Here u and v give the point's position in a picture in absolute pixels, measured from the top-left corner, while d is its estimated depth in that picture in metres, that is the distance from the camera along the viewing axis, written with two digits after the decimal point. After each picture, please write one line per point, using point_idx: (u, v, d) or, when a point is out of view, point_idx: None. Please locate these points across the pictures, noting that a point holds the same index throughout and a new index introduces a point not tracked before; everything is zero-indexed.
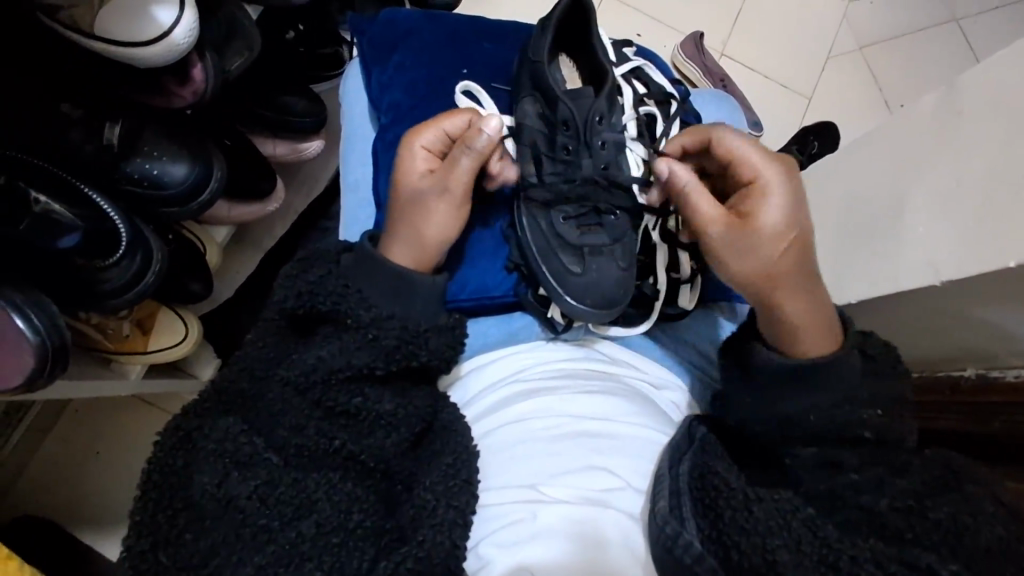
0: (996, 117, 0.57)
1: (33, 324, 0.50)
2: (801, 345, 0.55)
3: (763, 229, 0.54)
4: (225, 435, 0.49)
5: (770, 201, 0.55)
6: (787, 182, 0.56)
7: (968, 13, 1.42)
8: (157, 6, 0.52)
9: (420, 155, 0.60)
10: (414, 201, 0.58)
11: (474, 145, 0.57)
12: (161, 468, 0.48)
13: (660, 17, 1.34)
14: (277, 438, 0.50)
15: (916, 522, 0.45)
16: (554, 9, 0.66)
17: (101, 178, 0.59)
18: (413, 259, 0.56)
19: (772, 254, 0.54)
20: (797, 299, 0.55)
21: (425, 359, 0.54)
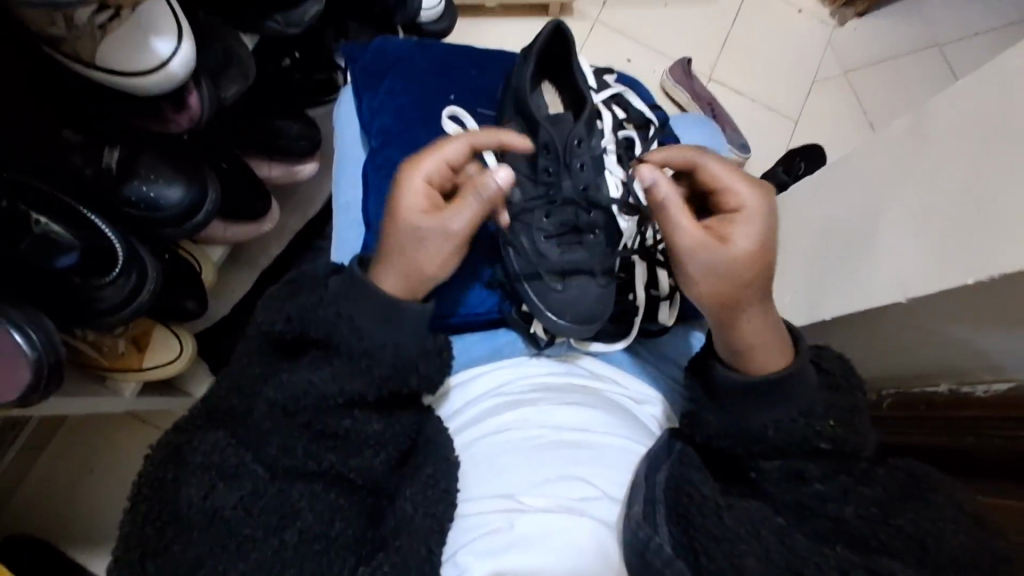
0: (957, 140, 0.59)
1: (32, 339, 0.52)
2: (758, 366, 0.55)
3: (737, 251, 0.55)
4: (212, 448, 0.50)
5: (742, 230, 0.56)
6: (762, 210, 0.58)
7: (949, 39, 1.46)
8: (155, 37, 0.55)
9: (420, 189, 0.58)
10: (412, 239, 0.56)
11: (484, 194, 0.56)
12: (149, 480, 0.49)
13: (648, 43, 1.38)
14: (262, 455, 0.51)
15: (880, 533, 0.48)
16: (536, 38, 0.69)
17: (100, 201, 0.61)
18: (404, 291, 0.56)
19: (741, 276, 0.55)
20: (758, 323, 0.55)
21: (418, 375, 0.54)
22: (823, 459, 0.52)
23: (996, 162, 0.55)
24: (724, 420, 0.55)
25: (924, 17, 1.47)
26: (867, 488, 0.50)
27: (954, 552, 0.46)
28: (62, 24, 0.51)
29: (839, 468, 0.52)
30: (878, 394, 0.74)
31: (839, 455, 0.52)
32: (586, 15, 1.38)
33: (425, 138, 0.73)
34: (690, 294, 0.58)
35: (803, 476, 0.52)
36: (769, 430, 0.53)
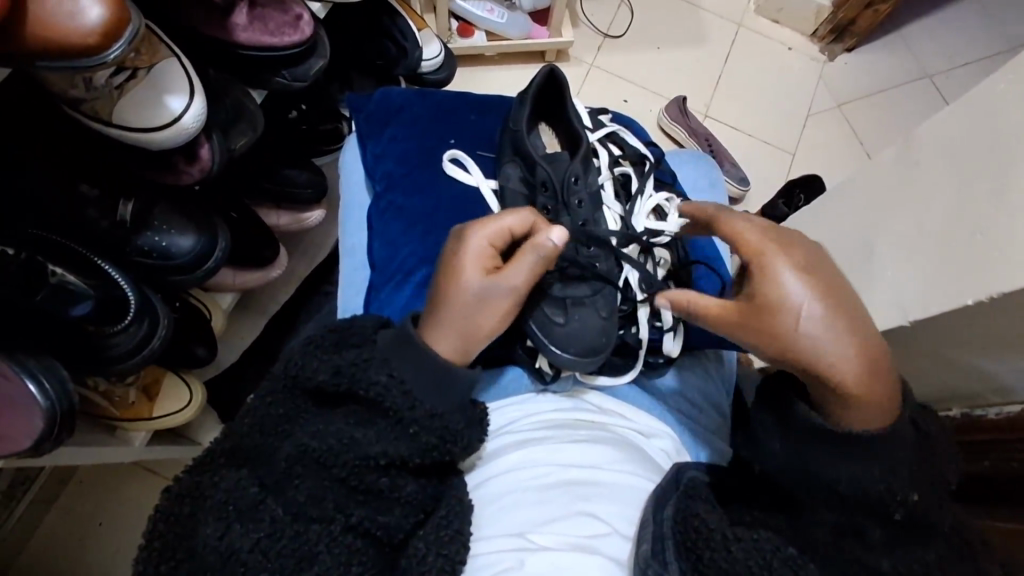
0: (944, 166, 0.61)
1: (44, 389, 0.53)
2: (861, 416, 0.48)
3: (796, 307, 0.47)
4: (234, 486, 0.50)
5: (792, 283, 0.48)
6: (788, 259, 0.49)
7: (938, 70, 1.49)
8: (168, 95, 0.58)
9: (481, 250, 0.58)
10: (474, 299, 0.56)
11: (541, 250, 0.57)
12: (164, 518, 0.49)
13: (644, 84, 1.42)
14: (291, 494, 0.51)
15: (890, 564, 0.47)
16: (530, 83, 0.72)
17: (113, 251, 0.63)
18: (454, 349, 0.56)
19: (833, 339, 0.47)
20: (858, 375, 0.47)
21: (429, 409, 0.54)
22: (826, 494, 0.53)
23: (985, 183, 0.56)
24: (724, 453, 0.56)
25: (911, 50, 1.51)
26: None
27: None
28: (82, 86, 0.53)
29: None
30: None
31: None
32: (582, 61, 1.42)
33: (428, 180, 0.75)
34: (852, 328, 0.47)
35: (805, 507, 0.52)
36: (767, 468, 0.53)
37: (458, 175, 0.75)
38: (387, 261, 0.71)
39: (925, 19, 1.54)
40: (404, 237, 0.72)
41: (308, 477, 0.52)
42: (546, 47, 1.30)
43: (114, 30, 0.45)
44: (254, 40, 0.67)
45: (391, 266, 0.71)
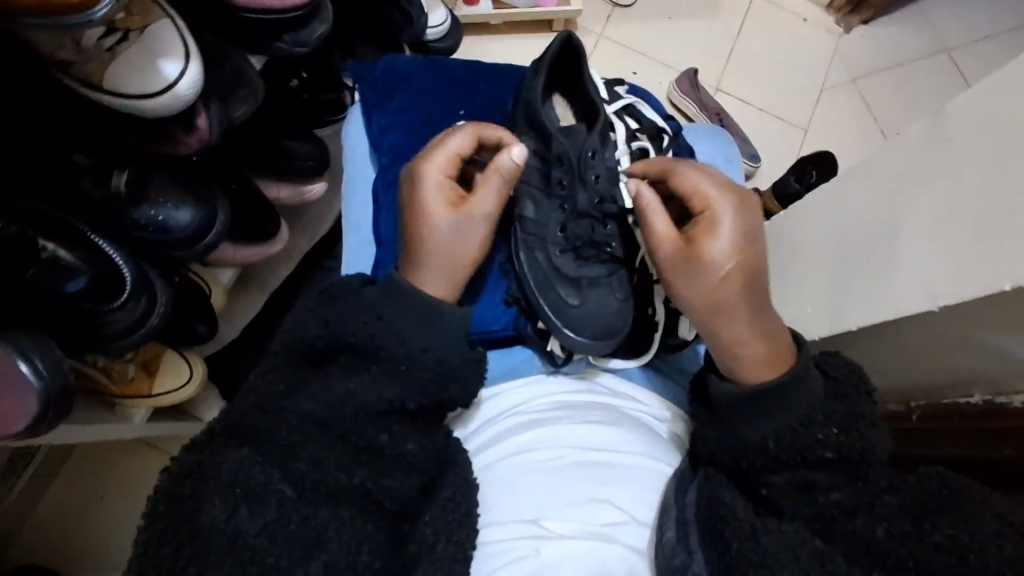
0: (981, 143, 0.57)
1: (38, 369, 0.51)
2: (756, 371, 0.54)
3: (711, 248, 0.56)
4: (238, 466, 0.47)
5: (721, 231, 0.57)
6: (735, 217, 0.58)
7: (956, 43, 1.45)
8: (162, 59, 0.54)
9: (437, 183, 0.60)
10: (449, 236, 0.59)
11: (504, 173, 0.59)
12: (159, 500, 0.47)
13: (654, 56, 1.38)
14: (290, 462, 0.49)
15: (917, 548, 0.45)
16: (545, 50, 0.69)
17: (109, 226, 0.60)
18: (440, 283, 0.58)
19: (719, 275, 0.56)
20: (745, 319, 0.55)
21: (438, 356, 0.54)
22: (833, 468, 0.51)
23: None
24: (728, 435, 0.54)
25: (929, 22, 1.46)
26: (906, 498, 0.48)
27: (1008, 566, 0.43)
28: (70, 46, 0.51)
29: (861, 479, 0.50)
30: (908, 407, 0.71)
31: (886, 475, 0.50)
32: (590, 31, 1.38)
33: None
34: (749, 300, 0.56)
35: (812, 484, 0.51)
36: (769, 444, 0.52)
37: None
38: (395, 237, 0.69)
39: None
40: None
41: (306, 444, 0.50)
42: (554, 16, 1.25)
43: None
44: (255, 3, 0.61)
45: (398, 243, 0.68)
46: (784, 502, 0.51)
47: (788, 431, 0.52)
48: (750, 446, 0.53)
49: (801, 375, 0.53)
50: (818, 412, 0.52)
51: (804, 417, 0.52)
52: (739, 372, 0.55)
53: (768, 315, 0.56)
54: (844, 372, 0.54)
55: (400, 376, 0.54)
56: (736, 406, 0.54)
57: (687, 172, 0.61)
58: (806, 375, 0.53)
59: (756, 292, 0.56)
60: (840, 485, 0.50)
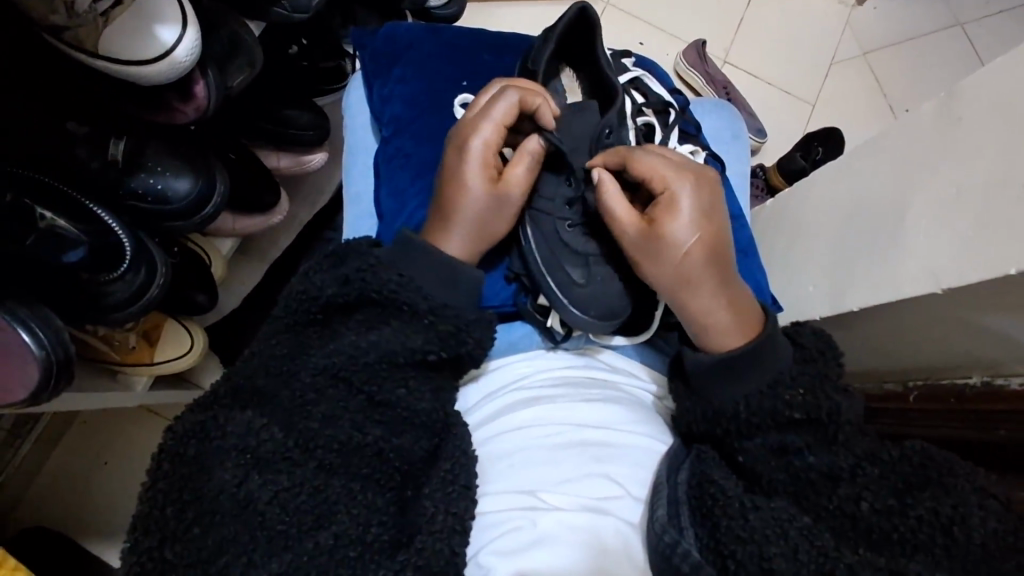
0: (997, 124, 0.56)
1: (39, 339, 0.51)
2: (726, 341, 0.55)
3: (671, 229, 0.55)
4: (246, 432, 0.48)
5: (680, 211, 0.56)
6: (692, 194, 0.57)
7: (972, 18, 1.41)
8: (158, 25, 0.53)
9: (483, 155, 0.59)
10: (489, 208, 0.58)
11: (535, 154, 0.61)
12: (172, 460, 0.48)
13: (662, 26, 1.35)
14: (296, 422, 0.50)
15: (900, 522, 0.46)
16: (557, 20, 0.67)
17: (105, 194, 0.59)
18: (470, 251, 0.59)
19: (682, 256, 0.55)
20: (710, 292, 0.55)
21: (453, 312, 0.54)
22: (802, 429, 0.51)
23: None
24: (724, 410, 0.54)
25: None
26: (893, 473, 0.48)
27: (993, 542, 0.44)
28: (63, 11, 0.48)
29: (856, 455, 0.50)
30: (903, 386, 0.71)
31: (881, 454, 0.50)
32: None
33: (438, 125, 0.71)
34: (713, 280, 0.55)
35: (785, 445, 0.51)
36: (739, 407, 0.52)
37: None
38: (397, 212, 0.68)
39: None
40: (413, 187, 0.68)
41: (323, 404, 0.51)
42: None
43: None
44: None
45: (399, 218, 0.67)
46: (765, 469, 0.50)
47: (786, 411, 0.52)
48: (722, 412, 0.53)
49: (773, 341, 0.54)
50: (784, 374, 0.53)
51: (771, 380, 0.53)
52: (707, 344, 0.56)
53: (736, 286, 0.56)
54: (813, 340, 0.56)
55: (397, 345, 0.53)
56: (720, 375, 0.54)
57: (641, 156, 0.59)
58: (776, 342, 0.54)
59: (717, 267, 0.56)
60: (816, 450, 0.50)
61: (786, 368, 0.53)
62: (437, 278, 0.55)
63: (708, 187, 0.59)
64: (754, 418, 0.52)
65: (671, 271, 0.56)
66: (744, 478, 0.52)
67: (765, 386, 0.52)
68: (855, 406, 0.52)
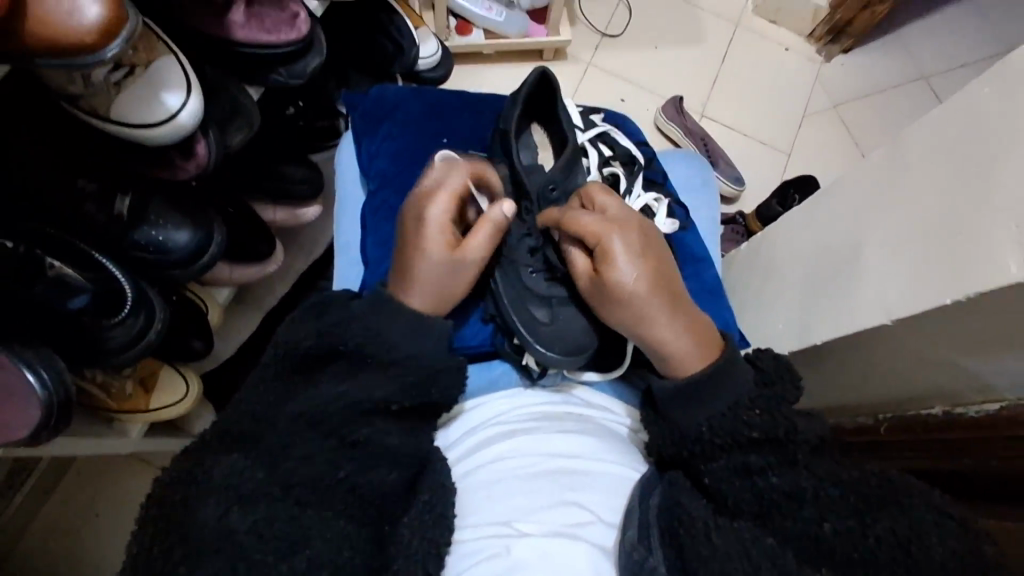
0: (931, 170, 0.61)
1: (43, 379, 0.54)
2: (692, 364, 0.59)
3: (610, 273, 0.59)
4: (230, 471, 0.49)
5: (616, 259, 0.60)
6: (622, 235, 0.61)
7: (935, 71, 1.50)
8: (165, 92, 0.58)
9: (442, 221, 0.63)
10: (445, 270, 0.62)
11: (496, 224, 0.65)
12: (159, 503, 0.49)
13: (641, 83, 1.43)
14: (280, 458, 0.51)
15: (861, 543, 0.48)
16: (522, 84, 0.73)
17: (111, 245, 0.63)
18: (428, 305, 0.63)
19: (630, 300, 0.59)
20: (666, 326, 0.59)
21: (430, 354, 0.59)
22: (765, 449, 0.54)
23: (971, 181, 0.56)
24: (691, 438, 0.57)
25: (909, 51, 1.52)
26: (854, 493, 0.50)
27: (944, 557, 0.46)
28: (80, 82, 0.55)
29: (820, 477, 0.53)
30: (875, 419, 0.70)
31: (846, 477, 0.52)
32: (579, 59, 1.43)
33: (421, 179, 0.76)
34: (662, 316, 0.59)
35: (750, 467, 0.53)
36: (703, 429, 0.56)
37: None
38: (381, 259, 0.72)
39: (924, 20, 1.54)
40: (397, 235, 0.73)
41: (310, 438, 0.53)
42: (543, 46, 1.31)
43: (112, 28, 0.46)
44: (252, 38, 0.67)
45: (383, 265, 0.71)
46: (729, 490, 0.53)
47: (751, 441, 0.55)
48: (686, 435, 0.57)
49: (731, 367, 0.57)
50: (743, 396, 0.56)
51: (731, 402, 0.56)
52: (675, 370, 0.60)
53: (688, 312, 0.60)
54: (771, 364, 0.59)
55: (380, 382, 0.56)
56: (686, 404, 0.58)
57: (571, 215, 0.63)
58: (732, 369, 0.57)
59: (665, 301, 0.59)
60: (778, 470, 0.53)
61: (745, 390, 0.56)
62: (417, 317, 0.59)
63: (636, 227, 0.63)
64: (716, 439, 0.56)
65: (627, 316, 0.60)
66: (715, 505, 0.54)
67: (726, 409, 0.56)
68: (815, 427, 0.54)
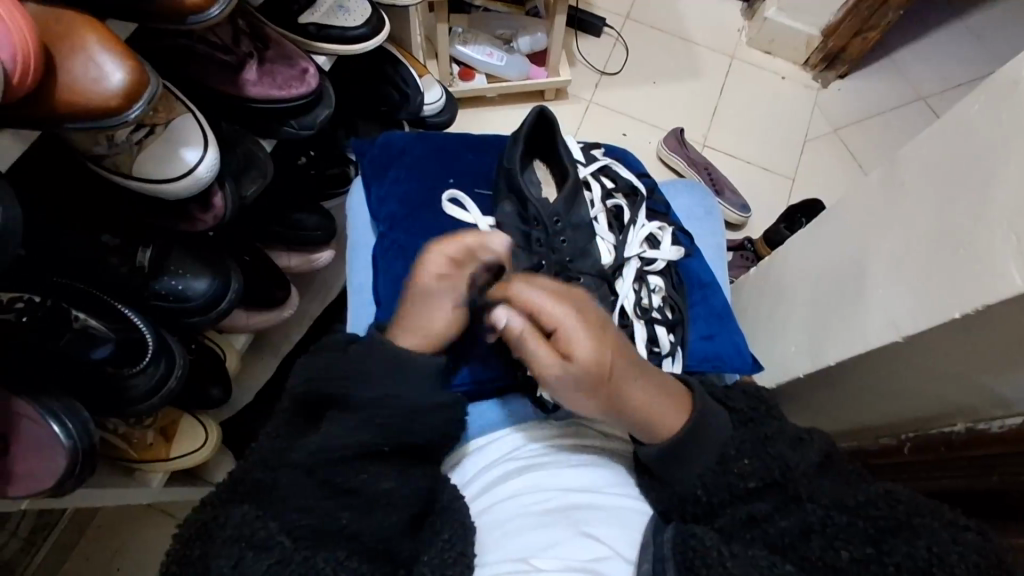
0: (927, 186, 0.62)
1: (67, 429, 0.56)
2: (669, 423, 0.57)
3: (581, 358, 0.53)
4: (243, 521, 0.50)
5: (577, 336, 0.54)
6: (578, 313, 0.55)
7: (933, 92, 1.52)
8: (184, 147, 0.61)
9: (436, 262, 0.61)
10: (421, 299, 0.61)
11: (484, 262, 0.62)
12: (178, 561, 0.49)
13: (641, 118, 1.46)
14: (284, 509, 0.52)
15: (878, 570, 0.48)
16: (523, 122, 0.76)
17: (133, 296, 0.66)
18: (417, 343, 0.61)
19: (601, 381, 0.54)
20: (640, 394, 0.56)
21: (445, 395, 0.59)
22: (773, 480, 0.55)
23: (967, 196, 0.57)
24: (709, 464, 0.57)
25: (905, 74, 1.54)
26: (864, 518, 0.50)
27: (967, 571, 0.46)
28: (105, 142, 0.57)
29: (837, 499, 0.52)
30: (897, 439, 0.69)
31: (863, 500, 0.52)
32: (580, 98, 1.46)
33: (430, 219, 0.78)
34: (630, 387, 0.55)
35: (755, 516, 0.54)
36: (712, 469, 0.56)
37: (460, 215, 0.78)
38: (393, 298, 0.73)
39: (915, 43, 1.58)
40: (407, 273, 0.75)
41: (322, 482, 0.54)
42: (544, 87, 1.35)
43: (134, 93, 0.49)
44: (264, 94, 0.71)
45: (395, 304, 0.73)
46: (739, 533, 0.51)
47: (767, 475, 0.55)
48: (683, 497, 0.56)
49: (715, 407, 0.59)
50: (746, 444, 0.57)
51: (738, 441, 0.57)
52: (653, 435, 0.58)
53: (649, 369, 0.58)
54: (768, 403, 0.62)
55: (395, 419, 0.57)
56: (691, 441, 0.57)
57: (519, 291, 0.56)
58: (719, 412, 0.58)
59: (627, 370, 0.55)
60: (782, 513, 0.53)
61: (751, 440, 0.58)
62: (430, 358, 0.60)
63: (579, 297, 0.58)
64: (731, 486, 0.56)
65: (597, 399, 0.55)
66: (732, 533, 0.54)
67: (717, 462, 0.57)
68: (807, 460, 0.56)
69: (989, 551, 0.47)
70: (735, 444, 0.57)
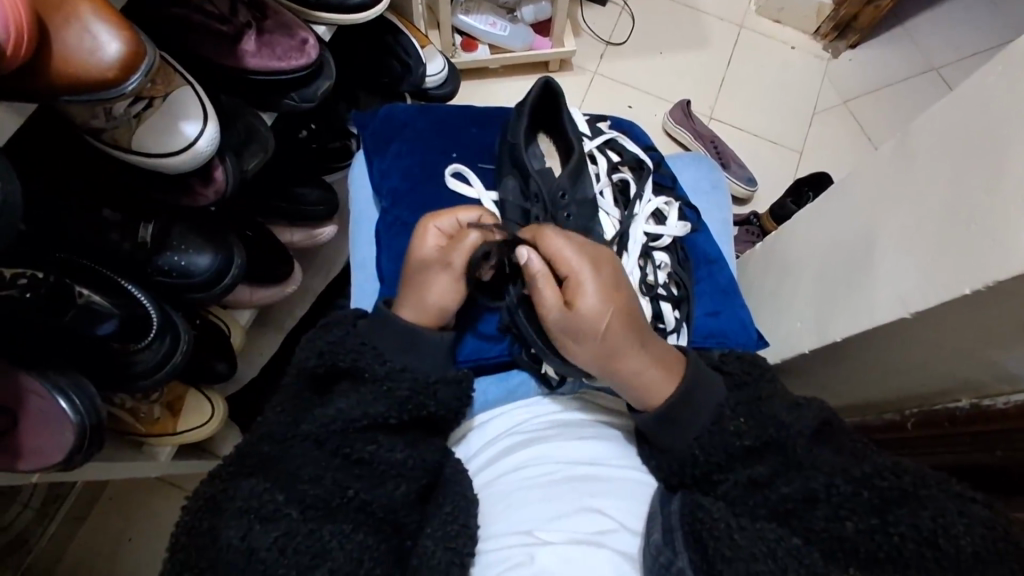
0: (940, 159, 0.61)
1: (75, 405, 0.57)
2: (660, 393, 0.59)
3: (584, 309, 0.57)
4: (251, 492, 0.50)
5: (587, 290, 0.58)
6: (597, 269, 0.60)
7: (945, 62, 1.49)
8: (182, 121, 0.61)
9: (430, 237, 0.63)
10: (418, 274, 0.62)
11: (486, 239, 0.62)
12: (188, 532, 0.50)
13: (647, 90, 1.43)
14: (291, 482, 0.52)
15: (883, 540, 0.48)
16: (526, 95, 0.75)
17: (136, 271, 0.66)
18: (418, 315, 0.61)
19: (600, 333, 0.57)
20: (638, 358, 0.58)
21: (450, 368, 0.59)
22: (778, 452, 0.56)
23: (980, 171, 0.56)
24: (713, 437, 0.57)
25: (917, 43, 1.51)
26: (871, 489, 0.51)
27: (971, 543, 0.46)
28: (103, 116, 0.56)
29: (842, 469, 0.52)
30: (901, 414, 0.69)
31: (868, 471, 0.52)
32: (584, 69, 1.43)
33: (432, 193, 0.77)
34: (629, 348, 0.58)
35: (757, 480, 0.54)
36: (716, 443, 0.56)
37: (461, 189, 0.77)
38: (396, 274, 0.73)
39: (929, 11, 1.54)
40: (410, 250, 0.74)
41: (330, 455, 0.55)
42: (548, 58, 1.32)
43: (130, 65, 0.47)
44: (262, 66, 0.70)
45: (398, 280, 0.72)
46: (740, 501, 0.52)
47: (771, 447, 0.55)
48: (688, 472, 0.57)
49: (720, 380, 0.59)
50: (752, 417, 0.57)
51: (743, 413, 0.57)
52: (644, 400, 0.60)
53: (655, 339, 0.60)
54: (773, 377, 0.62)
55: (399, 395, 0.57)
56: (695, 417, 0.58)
57: (548, 235, 0.61)
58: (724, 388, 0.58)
59: (630, 331, 0.58)
60: (785, 477, 0.53)
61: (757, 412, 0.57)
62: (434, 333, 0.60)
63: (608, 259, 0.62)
64: (735, 459, 0.56)
65: (592, 350, 0.58)
66: (736, 504, 0.54)
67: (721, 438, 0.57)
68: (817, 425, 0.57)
69: (993, 522, 0.48)
70: (739, 418, 0.57)
